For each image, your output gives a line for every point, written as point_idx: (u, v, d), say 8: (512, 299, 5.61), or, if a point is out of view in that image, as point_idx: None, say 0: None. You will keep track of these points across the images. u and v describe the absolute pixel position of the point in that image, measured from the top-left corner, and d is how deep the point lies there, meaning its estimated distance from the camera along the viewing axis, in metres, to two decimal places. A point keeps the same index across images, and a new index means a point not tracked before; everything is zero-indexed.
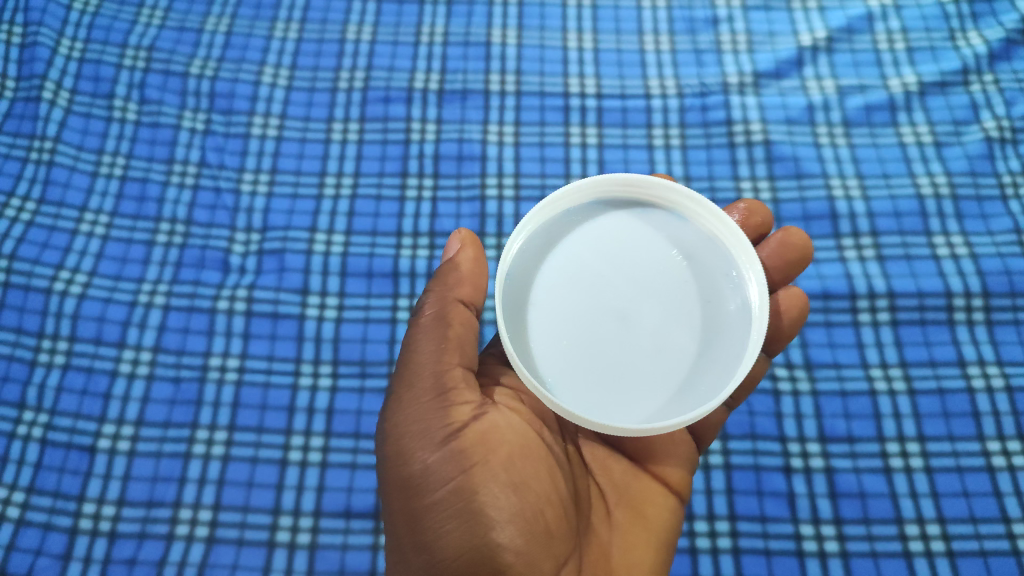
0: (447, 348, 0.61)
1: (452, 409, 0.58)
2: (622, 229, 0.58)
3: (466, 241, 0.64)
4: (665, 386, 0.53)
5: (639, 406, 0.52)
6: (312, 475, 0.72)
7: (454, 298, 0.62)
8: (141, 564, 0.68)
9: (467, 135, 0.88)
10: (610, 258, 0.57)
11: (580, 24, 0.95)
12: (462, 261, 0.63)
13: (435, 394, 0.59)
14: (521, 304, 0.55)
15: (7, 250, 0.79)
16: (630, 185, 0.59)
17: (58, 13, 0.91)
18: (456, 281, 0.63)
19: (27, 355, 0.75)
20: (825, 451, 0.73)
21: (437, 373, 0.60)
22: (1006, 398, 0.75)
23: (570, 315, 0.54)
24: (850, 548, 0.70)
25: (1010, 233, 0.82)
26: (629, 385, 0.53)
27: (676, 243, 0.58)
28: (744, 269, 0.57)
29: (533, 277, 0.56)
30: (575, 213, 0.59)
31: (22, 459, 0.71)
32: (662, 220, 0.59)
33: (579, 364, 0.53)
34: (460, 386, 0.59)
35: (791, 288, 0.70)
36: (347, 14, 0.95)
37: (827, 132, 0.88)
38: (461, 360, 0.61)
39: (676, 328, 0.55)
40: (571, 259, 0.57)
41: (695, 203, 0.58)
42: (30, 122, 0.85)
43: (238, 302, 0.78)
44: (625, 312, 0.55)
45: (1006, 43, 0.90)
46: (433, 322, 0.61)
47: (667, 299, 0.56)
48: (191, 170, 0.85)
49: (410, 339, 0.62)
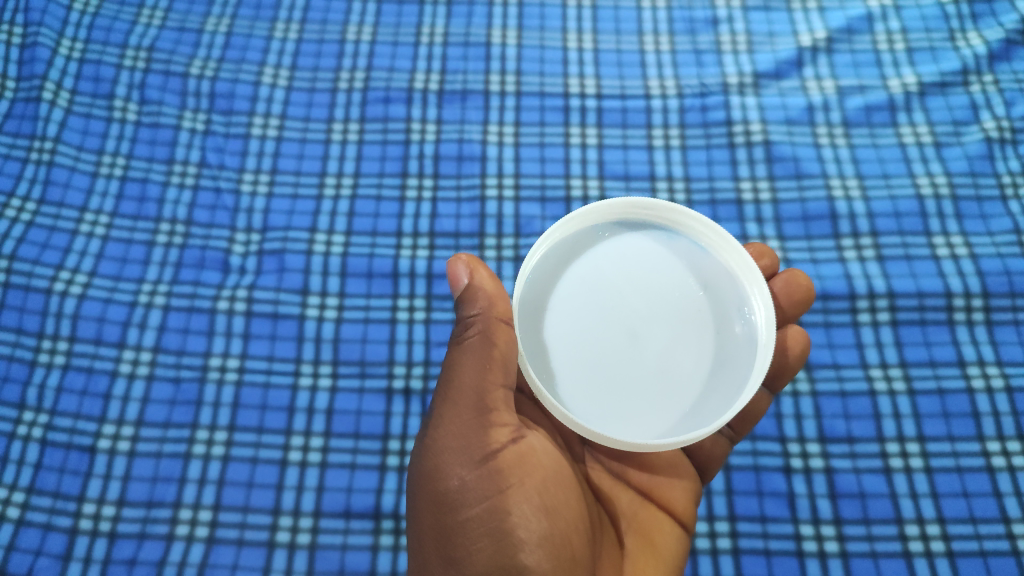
0: (492, 369, 0.56)
1: (492, 429, 0.57)
2: (643, 249, 0.58)
3: (473, 262, 0.59)
4: (668, 408, 0.53)
5: (638, 424, 0.52)
6: (312, 475, 0.72)
7: (495, 315, 0.56)
8: (141, 564, 0.69)
9: (467, 135, 0.88)
10: (628, 275, 0.57)
11: (580, 24, 0.95)
12: (482, 281, 0.58)
13: (475, 412, 0.57)
14: (534, 311, 0.56)
15: (8, 251, 0.80)
16: (656, 210, 0.60)
17: (59, 13, 0.92)
18: (488, 300, 0.57)
19: (27, 355, 0.76)
20: (825, 451, 0.73)
21: (480, 391, 0.57)
22: (1006, 398, 0.75)
23: (583, 327, 0.55)
24: (850, 548, 0.70)
25: (1011, 233, 0.82)
26: (629, 403, 0.53)
27: (693, 270, 0.58)
28: (756, 303, 0.57)
29: (549, 286, 0.56)
30: (599, 228, 0.59)
31: (22, 459, 0.72)
32: (683, 247, 0.59)
33: (586, 376, 0.53)
34: (501, 408, 0.57)
35: (795, 327, 0.70)
36: (347, 15, 0.95)
37: (826, 132, 0.88)
38: (506, 382, 0.57)
39: (683, 353, 0.55)
40: (590, 272, 0.57)
41: (717, 235, 0.59)
42: (30, 122, 0.86)
43: (238, 302, 0.79)
44: (636, 329, 0.55)
45: (1006, 43, 0.90)
46: (475, 343, 0.57)
47: (679, 322, 0.56)
48: (191, 170, 0.85)
49: (453, 359, 0.59)
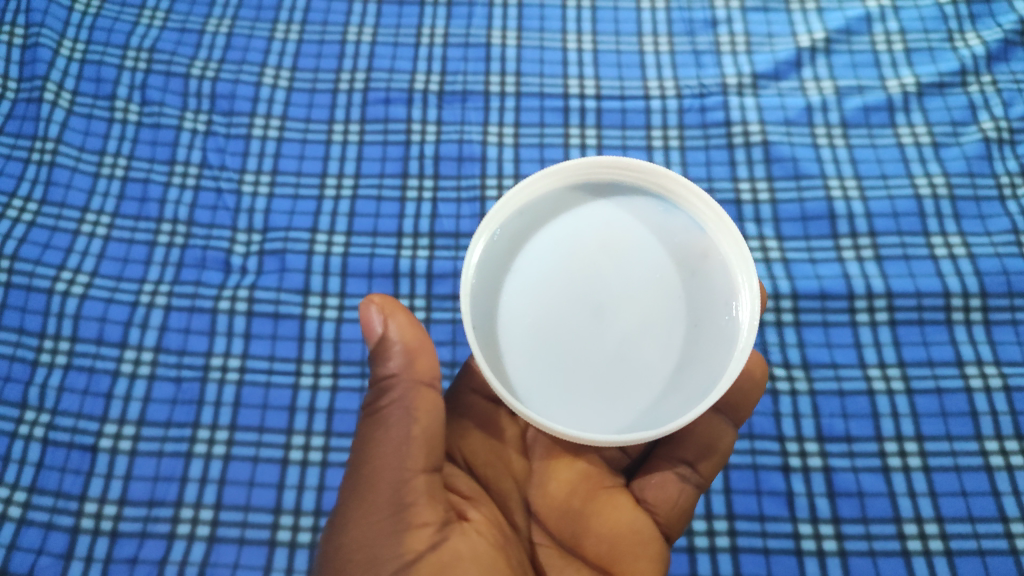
0: (413, 449, 0.55)
1: (407, 535, 0.53)
2: (631, 217, 0.54)
3: (387, 309, 0.58)
4: (619, 401, 0.49)
5: (581, 410, 0.49)
6: (312, 474, 0.73)
7: (415, 379, 0.57)
8: (142, 563, 0.69)
9: (467, 136, 0.88)
10: (606, 245, 0.53)
11: (580, 25, 0.96)
12: (403, 334, 0.58)
13: (389, 512, 0.54)
14: (498, 272, 0.53)
15: (9, 251, 0.80)
16: (655, 176, 0.54)
17: (60, 14, 0.92)
18: (410, 361, 0.57)
19: (29, 355, 0.76)
20: (824, 450, 0.74)
21: (395, 485, 0.55)
22: (1004, 398, 0.75)
23: (546, 298, 0.51)
24: (848, 547, 0.70)
25: (1009, 233, 0.82)
26: (578, 386, 0.49)
27: (684, 250, 0.53)
28: (745, 300, 0.52)
29: (518, 248, 0.53)
30: (588, 188, 0.55)
31: (24, 459, 0.72)
32: (680, 223, 0.54)
33: (539, 351, 0.50)
34: (419, 502, 0.54)
35: (755, 353, 0.70)
36: (347, 16, 0.95)
37: (825, 132, 0.89)
38: (426, 465, 0.56)
39: (649, 341, 0.50)
40: (565, 237, 0.53)
41: (717, 215, 0.53)
42: (32, 123, 0.86)
43: (239, 301, 0.79)
44: (601, 309, 0.51)
45: (1004, 44, 0.91)
46: (396, 415, 0.56)
47: (652, 307, 0.51)
48: (192, 170, 0.85)
49: (369, 437, 0.57)
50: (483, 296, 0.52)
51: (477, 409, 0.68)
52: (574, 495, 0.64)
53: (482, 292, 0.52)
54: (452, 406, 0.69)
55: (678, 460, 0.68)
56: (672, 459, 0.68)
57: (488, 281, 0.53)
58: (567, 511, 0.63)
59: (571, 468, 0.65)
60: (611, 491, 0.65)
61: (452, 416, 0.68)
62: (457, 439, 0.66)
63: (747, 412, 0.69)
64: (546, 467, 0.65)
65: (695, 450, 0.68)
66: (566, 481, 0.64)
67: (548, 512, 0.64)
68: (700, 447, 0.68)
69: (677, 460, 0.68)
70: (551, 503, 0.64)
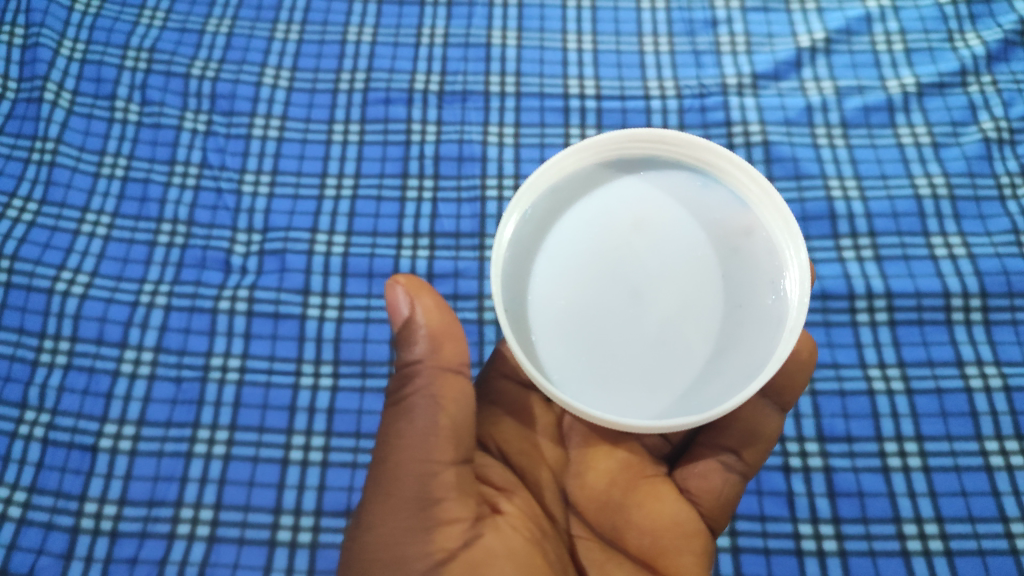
0: (440, 441, 0.54)
1: (438, 533, 0.52)
2: (668, 193, 0.53)
3: (413, 290, 0.56)
4: (662, 384, 0.48)
5: (623, 394, 0.48)
6: (312, 474, 0.73)
7: (441, 366, 0.56)
8: (142, 563, 0.69)
9: (467, 136, 0.88)
10: (644, 223, 0.52)
11: (580, 25, 0.96)
12: (427, 317, 0.56)
13: (418, 507, 0.53)
14: (530, 251, 0.52)
15: (10, 251, 0.80)
16: (692, 149, 0.54)
17: (61, 14, 0.92)
18: (435, 348, 0.56)
19: (29, 355, 0.76)
20: (825, 450, 0.74)
21: (423, 480, 0.53)
22: (1004, 398, 0.75)
23: (583, 278, 0.51)
24: (848, 547, 0.70)
25: (1009, 234, 0.82)
26: (617, 369, 0.48)
27: (726, 226, 0.52)
28: (793, 277, 0.51)
29: (550, 226, 0.53)
30: (621, 165, 0.55)
31: (24, 459, 0.72)
32: (719, 198, 0.54)
33: (576, 332, 0.50)
34: (449, 497, 0.53)
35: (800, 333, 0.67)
36: (347, 16, 0.95)
37: (825, 132, 0.89)
38: (454, 458, 0.54)
39: (691, 321, 0.50)
40: (600, 215, 0.53)
41: (761, 189, 0.53)
42: (32, 123, 0.86)
43: (240, 301, 0.79)
44: (640, 288, 0.50)
45: (1005, 44, 0.91)
46: (421, 404, 0.55)
47: (693, 287, 0.50)
48: (192, 170, 0.85)
49: (393, 427, 0.56)
50: (513, 277, 0.52)
51: (509, 395, 0.68)
52: (614, 486, 0.63)
53: (513, 273, 0.52)
54: (484, 393, 0.69)
55: (722, 447, 0.67)
56: (715, 446, 0.67)
57: (519, 262, 0.52)
58: (606, 503, 0.62)
59: (609, 457, 0.64)
60: (653, 480, 0.64)
61: (484, 403, 0.68)
62: (489, 426, 0.67)
63: (792, 397, 0.67)
64: (583, 457, 0.64)
65: (739, 438, 0.67)
66: (605, 471, 0.63)
67: (587, 503, 0.63)
68: (744, 434, 0.67)
69: (720, 446, 0.67)
70: (589, 494, 0.63)
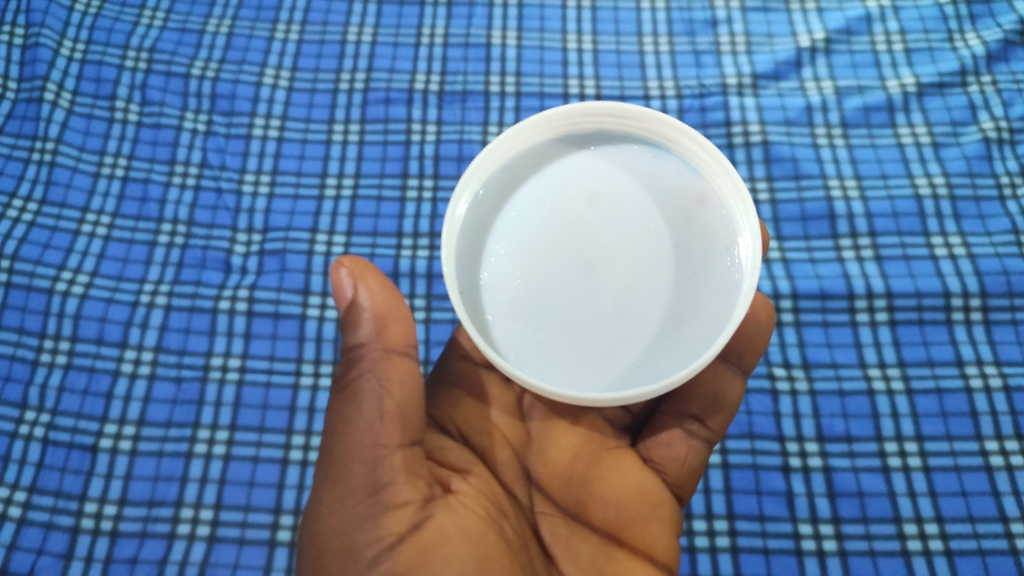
0: (385, 425, 0.52)
1: (387, 517, 0.51)
2: (620, 167, 0.53)
3: (357, 273, 0.54)
4: (617, 357, 0.48)
5: (580, 372, 0.48)
6: (312, 474, 0.73)
7: (386, 349, 0.54)
8: (142, 563, 0.69)
9: (467, 136, 0.88)
10: (597, 199, 0.52)
11: (580, 25, 0.96)
12: (370, 301, 0.54)
13: (366, 494, 0.51)
14: (482, 231, 0.52)
15: (10, 251, 0.80)
16: (643, 120, 0.53)
17: (60, 14, 0.92)
18: (381, 332, 0.54)
19: (29, 355, 0.76)
20: (824, 450, 0.74)
21: (370, 466, 0.51)
22: (1004, 397, 0.75)
23: (538, 256, 0.51)
24: (848, 547, 0.70)
25: (1009, 234, 0.82)
26: (574, 346, 0.49)
27: (678, 197, 0.52)
28: (746, 242, 0.50)
29: (503, 204, 0.53)
30: (573, 140, 0.54)
31: (24, 459, 0.72)
32: (671, 168, 0.53)
33: (532, 310, 0.50)
34: (397, 480, 0.52)
35: (758, 295, 0.67)
36: (347, 16, 0.95)
37: (825, 132, 0.89)
38: (402, 440, 0.52)
39: (645, 297, 0.50)
40: (553, 192, 0.53)
41: (711, 157, 0.52)
42: (32, 123, 0.86)
43: (240, 301, 0.79)
44: (594, 263, 0.50)
45: (1005, 44, 0.91)
46: (366, 389, 0.53)
47: (646, 260, 0.50)
48: (192, 170, 0.85)
49: (340, 414, 0.54)
50: (467, 254, 0.52)
51: (469, 375, 0.65)
52: (577, 460, 0.62)
53: (467, 251, 0.52)
54: (443, 376, 0.66)
55: (686, 416, 0.66)
56: (679, 415, 0.66)
57: (472, 241, 0.52)
58: (570, 478, 0.61)
59: (571, 433, 0.63)
60: (616, 453, 0.63)
61: (443, 385, 0.65)
62: (449, 407, 0.64)
63: (752, 359, 0.67)
64: (546, 433, 0.63)
65: (703, 405, 0.66)
66: (568, 446, 0.63)
67: (550, 479, 0.62)
68: (708, 401, 0.66)
69: (685, 415, 0.66)
70: (552, 470, 0.62)
